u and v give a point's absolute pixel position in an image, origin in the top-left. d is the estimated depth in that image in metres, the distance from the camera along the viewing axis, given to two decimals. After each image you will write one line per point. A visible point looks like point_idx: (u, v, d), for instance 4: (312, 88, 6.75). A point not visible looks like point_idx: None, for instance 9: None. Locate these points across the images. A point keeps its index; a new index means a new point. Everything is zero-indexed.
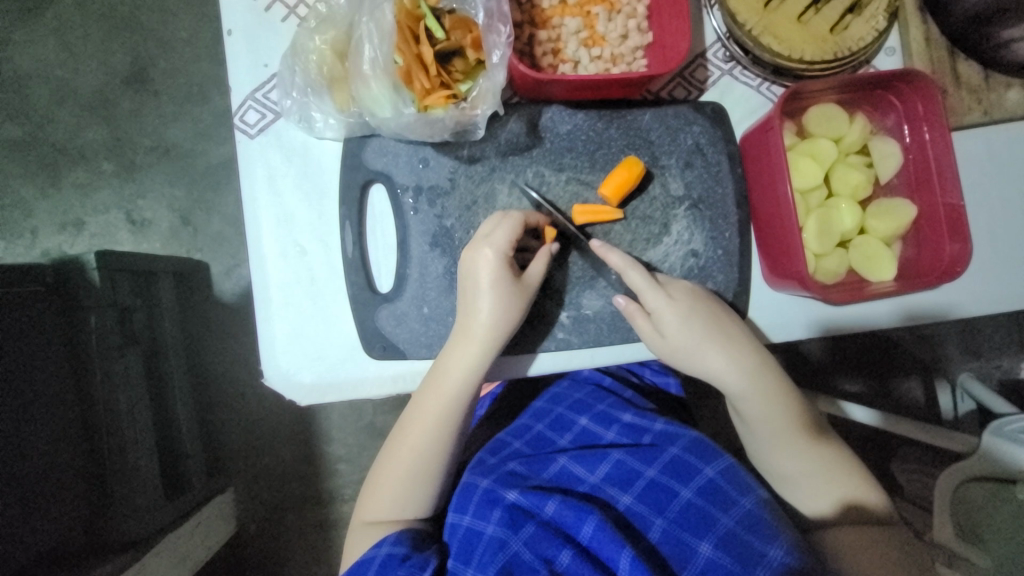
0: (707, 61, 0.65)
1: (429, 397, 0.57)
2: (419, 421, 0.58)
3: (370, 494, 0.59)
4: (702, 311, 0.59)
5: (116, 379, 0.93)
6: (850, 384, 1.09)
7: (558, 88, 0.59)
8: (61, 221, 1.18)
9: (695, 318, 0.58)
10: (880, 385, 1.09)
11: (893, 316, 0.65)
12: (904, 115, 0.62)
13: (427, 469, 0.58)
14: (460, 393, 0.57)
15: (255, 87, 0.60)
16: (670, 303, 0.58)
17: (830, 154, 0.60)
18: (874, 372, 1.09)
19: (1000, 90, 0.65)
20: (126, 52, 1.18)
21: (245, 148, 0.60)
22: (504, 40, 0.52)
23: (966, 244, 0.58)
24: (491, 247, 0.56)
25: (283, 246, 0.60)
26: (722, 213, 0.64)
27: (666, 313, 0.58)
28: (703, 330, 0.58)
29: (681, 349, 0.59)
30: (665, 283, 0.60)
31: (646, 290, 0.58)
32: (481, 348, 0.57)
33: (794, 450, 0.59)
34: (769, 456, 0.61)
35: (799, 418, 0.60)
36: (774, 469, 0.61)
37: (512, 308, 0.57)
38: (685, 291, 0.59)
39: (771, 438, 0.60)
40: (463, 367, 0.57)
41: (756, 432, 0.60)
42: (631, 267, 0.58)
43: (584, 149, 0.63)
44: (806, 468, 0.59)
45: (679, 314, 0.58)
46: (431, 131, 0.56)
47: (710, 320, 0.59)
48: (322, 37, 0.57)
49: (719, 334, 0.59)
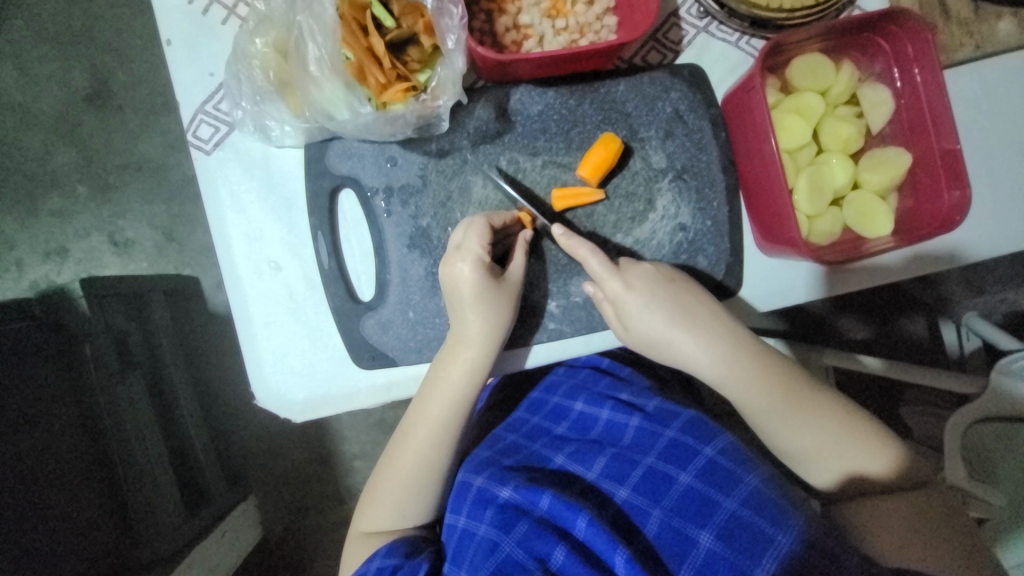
0: (681, 20, 0.61)
1: (420, 408, 0.57)
2: (414, 430, 0.57)
3: (367, 506, 0.59)
4: (663, 295, 0.57)
5: (121, 402, 0.93)
6: (855, 329, 1.07)
7: (524, 67, 0.55)
8: (44, 250, 1.15)
9: (656, 305, 0.57)
10: (884, 330, 1.08)
11: (896, 271, 0.63)
12: (894, 57, 0.59)
13: (426, 476, 0.58)
14: (453, 400, 0.56)
15: (205, 99, 0.57)
16: (629, 291, 0.56)
17: (818, 109, 0.57)
18: (879, 318, 1.07)
19: (992, 20, 0.62)
20: (82, 67, 1.13)
21: (203, 165, 0.57)
22: (458, 22, 0.49)
23: (965, 191, 0.55)
24: (467, 251, 0.55)
25: (257, 265, 0.58)
26: (709, 181, 0.61)
27: (627, 301, 0.56)
28: (665, 316, 0.57)
29: (650, 336, 0.58)
30: (626, 269, 0.57)
31: (603, 276, 0.57)
32: (466, 354, 0.55)
33: (797, 424, 0.57)
34: (767, 429, 0.58)
35: (787, 387, 0.58)
36: (776, 438, 0.58)
37: (501, 312, 0.55)
38: (642, 273, 0.57)
39: (762, 413, 0.58)
40: (456, 374, 0.56)
41: (748, 405, 0.58)
42: (591, 255, 0.56)
43: (558, 129, 0.60)
44: (805, 437, 0.57)
45: (636, 298, 0.56)
46: (393, 128, 0.54)
47: (673, 302, 0.57)
48: (263, 39, 0.53)
49: (679, 312, 0.57)
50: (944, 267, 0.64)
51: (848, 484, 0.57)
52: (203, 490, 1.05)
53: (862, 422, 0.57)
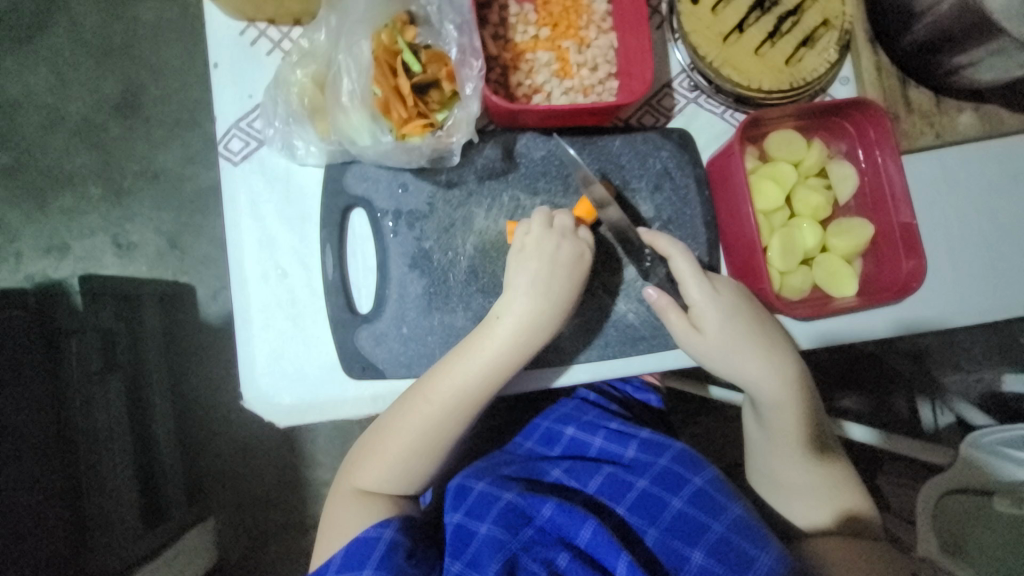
0: (674, 90, 0.69)
1: (452, 380, 0.57)
2: (437, 402, 0.57)
3: (369, 461, 0.58)
4: (745, 309, 0.60)
5: (96, 403, 0.93)
6: (854, 403, 1.12)
7: (531, 117, 0.62)
8: (46, 246, 1.18)
9: (739, 314, 0.60)
10: (883, 405, 1.12)
11: (863, 332, 0.67)
12: (858, 140, 0.66)
13: (426, 452, 0.58)
14: (484, 387, 0.57)
15: (239, 117, 0.63)
16: (715, 296, 0.60)
17: (791, 178, 0.64)
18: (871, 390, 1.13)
19: (953, 114, 0.70)
20: (118, 79, 1.21)
21: (229, 174, 0.62)
22: (476, 74, 0.55)
23: (920, 260, 0.61)
24: (528, 254, 0.59)
25: (265, 270, 0.62)
26: (691, 233, 0.67)
27: (709, 308, 0.60)
28: (746, 325, 0.60)
29: (723, 341, 0.60)
30: (712, 278, 0.61)
31: (687, 280, 0.60)
32: (505, 345, 0.57)
33: (807, 463, 0.62)
34: (778, 449, 0.63)
35: (813, 425, 0.63)
36: (783, 461, 0.62)
37: (540, 308, 0.59)
38: (728, 287, 0.61)
39: (785, 434, 0.62)
40: (491, 361, 0.57)
41: (781, 425, 0.62)
42: (679, 256, 0.61)
43: (558, 173, 0.65)
44: (804, 468, 0.62)
45: (720, 308, 0.60)
46: (409, 157, 0.59)
47: (753, 316, 0.61)
48: (304, 70, 0.59)
49: (760, 332, 0.61)
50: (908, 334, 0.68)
51: (839, 523, 0.61)
52: (162, 503, 1.04)
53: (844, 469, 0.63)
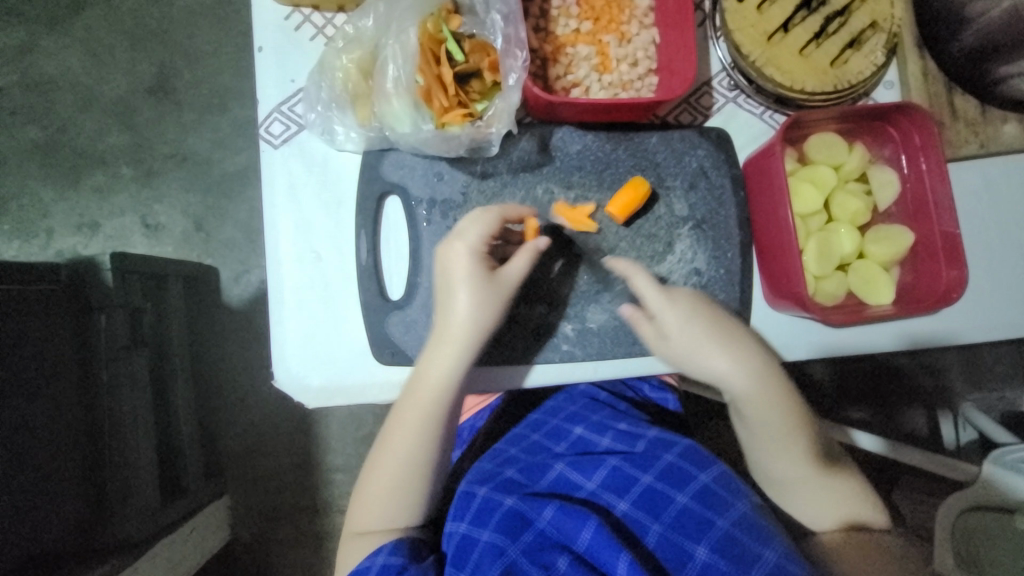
0: (713, 89, 0.68)
1: (416, 396, 0.58)
2: (402, 419, 0.58)
3: (360, 500, 0.60)
4: (704, 315, 0.60)
5: (122, 379, 0.95)
6: (857, 412, 1.09)
7: (569, 110, 0.62)
8: (78, 223, 1.21)
9: (696, 323, 0.59)
10: (888, 416, 1.09)
11: (893, 341, 0.66)
12: (902, 145, 0.65)
13: (411, 459, 0.58)
14: (441, 393, 0.58)
15: (281, 100, 0.63)
16: (670, 307, 0.59)
17: (830, 181, 0.62)
18: (880, 400, 1.09)
19: (997, 123, 0.68)
20: (153, 62, 1.23)
21: (268, 157, 0.63)
22: (520, 64, 0.55)
23: (963, 271, 0.59)
24: (463, 244, 0.58)
25: (300, 252, 0.62)
26: (725, 233, 0.66)
27: (669, 316, 0.59)
28: (703, 335, 0.59)
29: (684, 350, 0.60)
30: (670, 288, 0.61)
31: (650, 297, 0.60)
32: (458, 348, 0.58)
33: (795, 457, 0.60)
34: (762, 458, 0.61)
35: (799, 427, 0.60)
36: (773, 470, 0.61)
37: (491, 305, 0.58)
38: (686, 295, 0.60)
39: (770, 437, 0.60)
40: (441, 366, 0.58)
41: (757, 425, 0.60)
42: (636, 273, 0.60)
43: (593, 168, 0.65)
44: (797, 473, 0.60)
45: (681, 317, 0.59)
46: (448, 146, 0.59)
47: (711, 324, 0.60)
48: (349, 56, 0.60)
49: (722, 337, 0.59)
50: (938, 347, 0.67)
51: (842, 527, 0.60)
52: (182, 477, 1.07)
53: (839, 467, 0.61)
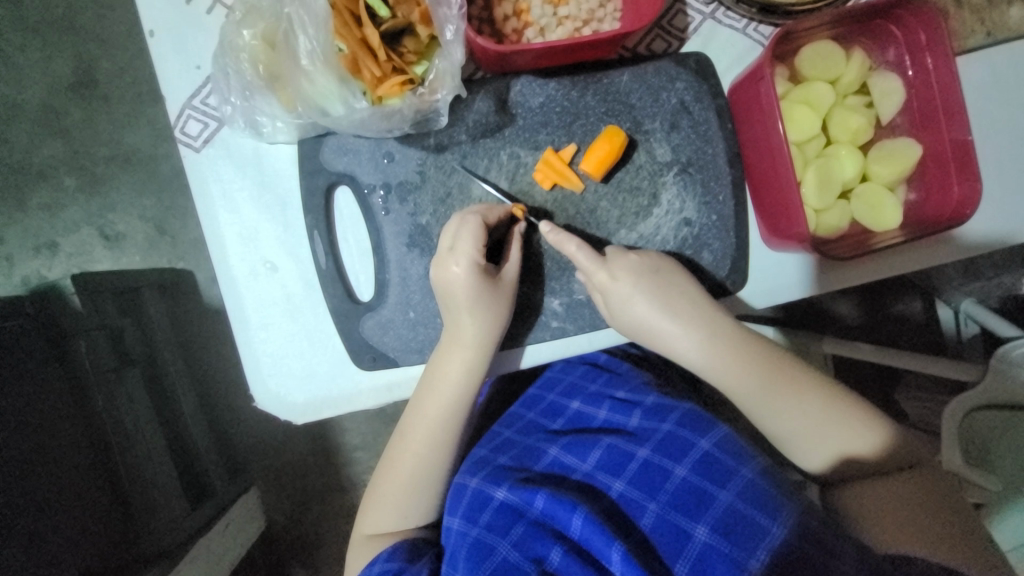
0: (686, 6, 0.59)
1: (430, 395, 0.56)
2: (412, 429, 0.57)
3: (370, 506, 0.59)
4: (648, 284, 0.56)
5: (119, 400, 0.92)
6: (847, 314, 1.01)
7: (524, 58, 0.53)
8: (34, 245, 1.12)
9: (639, 296, 0.55)
10: (879, 314, 1.01)
11: (905, 264, 0.61)
12: (905, 45, 0.57)
13: (425, 478, 0.57)
14: (451, 399, 0.56)
15: (192, 93, 0.55)
16: (614, 283, 0.55)
17: (827, 99, 0.55)
18: (870, 300, 1.01)
19: (1004, 6, 0.60)
20: (66, 55, 1.09)
21: (193, 162, 0.55)
22: (456, 12, 0.46)
23: (976, 183, 0.54)
24: (458, 258, 0.54)
25: (251, 265, 0.57)
26: (714, 174, 0.60)
27: (614, 291, 0.55)
28: (650, 306, 0.56)
29: (640, 327, 0.57)
30: (610, 259, 0.56)
31: (589, 268, 0.56)
32: (475, 351, 0.55)
33: (792, 408, 0.56)
34: (758, 415, 0.57)
35: (767, 364, 0.57)
36: (768, 423, 0.57)
37: (499, 313, 0.55)
38: (627, 265, 0.56)
39: (753, 398, 0.56)
40: (451, 374, 0.55)
41: (736, 390, 0.57)
42: (578, 247, 0.55)
43: (561, 121, 0.58)
44: (798, 415, 0.56)
45: (625, 293, 0.55)
46: (390, 123, 0.52)
47: (659, 292, 0.56)
48: (253, 30, 0.51)
49: (669, 307, 0.56)
50: (950, 260, 0.62)
51: (840, 468, 0.56)
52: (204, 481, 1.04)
53: (852, 399, 0.56)
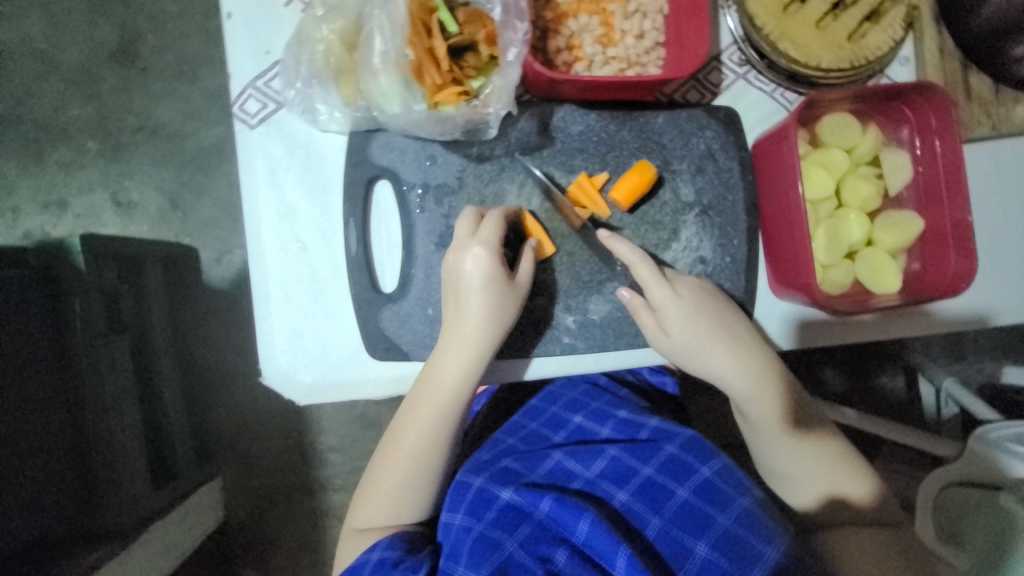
0: (722, 64, 0.64)
1: (424, 388, 0.57)
2: (405, 421, 0.58)
3: (363, 498, 0.58)
4: (707, 306, 0.59)
5: (104, 368, 0.88)
6: (833, 381, 1.04)
7: (571, 88, 0.57)
8: (44, 201, 1.13)
9: (702, 314, 0.58)
10: (862, 383, 1.04)
11: (891, 329, 0.66)
12: (917, 127, 0.62)
13: (415, 474, 0.57)
14: (448, 393, 0.57)
15: (256, 75, 0.58)
16: (676, 299, 0.58)
17: (841, 165, 0.60)
18: (855, 371, 1.04)
19: (1010, 104, 0.66)
20: (114, 25, 1.13)
21: (244, 138, 0.58)
22: (520, 37, 0.50)
23: (972, 261, 0.58)
24: (478, 244, 0.55)
25: (283, 242, 0.58)
26: (732, 219, 0.63)
27: (671, 308, 0.58)
28: (707, 326, 0.58)
29: (686, 346, 0.59)
30: (671, 278, 0.59)
31: (652, 284, 0.58)
32: (474, 347, 0.56)
33: (801, 450, 0.59)
34: (772, 448, 0.59)
35: (792, 404, 0.60)
36: (780, 458, 0.59)
37: (504, 310, 0.56)
38: (689, 285, 0.59)
39: (769, 432, 0.59)
40: (449, 369, 0.56)
41: (760, 422, 0.59)
42: (640, 260, 0.58)
43: (596, 150, 0.61)
44: (808, 458, 0.59)
45: (682, 310, 0.58)
46: (442, 128, 0.55)
47: (715, 315, 0.59)
48: (330, 26, 0.54)
49: (722, 333, 0.59)
50: (936, 330, 0.66)
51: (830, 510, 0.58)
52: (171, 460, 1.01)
53: (853, 452, 0.60)
